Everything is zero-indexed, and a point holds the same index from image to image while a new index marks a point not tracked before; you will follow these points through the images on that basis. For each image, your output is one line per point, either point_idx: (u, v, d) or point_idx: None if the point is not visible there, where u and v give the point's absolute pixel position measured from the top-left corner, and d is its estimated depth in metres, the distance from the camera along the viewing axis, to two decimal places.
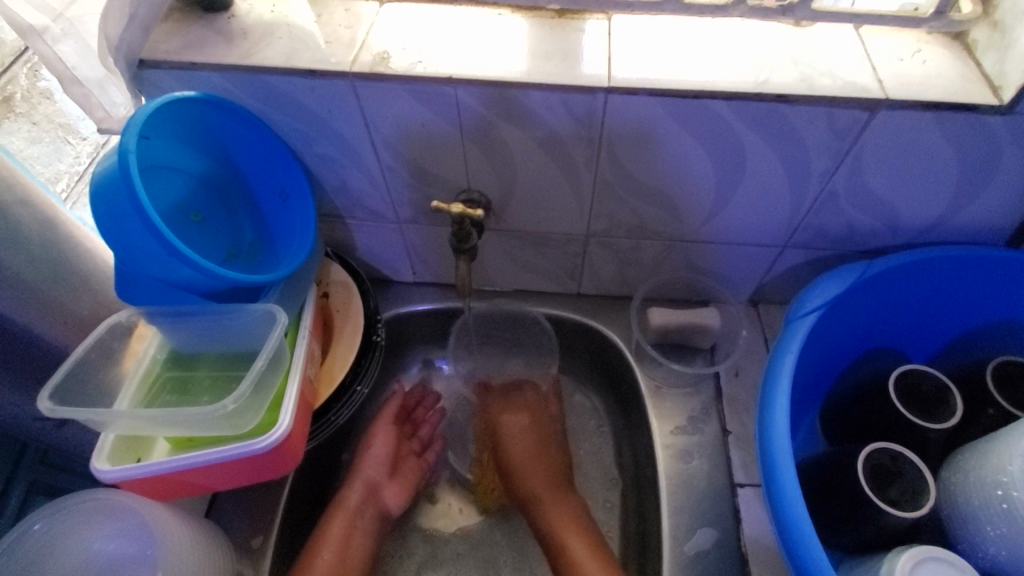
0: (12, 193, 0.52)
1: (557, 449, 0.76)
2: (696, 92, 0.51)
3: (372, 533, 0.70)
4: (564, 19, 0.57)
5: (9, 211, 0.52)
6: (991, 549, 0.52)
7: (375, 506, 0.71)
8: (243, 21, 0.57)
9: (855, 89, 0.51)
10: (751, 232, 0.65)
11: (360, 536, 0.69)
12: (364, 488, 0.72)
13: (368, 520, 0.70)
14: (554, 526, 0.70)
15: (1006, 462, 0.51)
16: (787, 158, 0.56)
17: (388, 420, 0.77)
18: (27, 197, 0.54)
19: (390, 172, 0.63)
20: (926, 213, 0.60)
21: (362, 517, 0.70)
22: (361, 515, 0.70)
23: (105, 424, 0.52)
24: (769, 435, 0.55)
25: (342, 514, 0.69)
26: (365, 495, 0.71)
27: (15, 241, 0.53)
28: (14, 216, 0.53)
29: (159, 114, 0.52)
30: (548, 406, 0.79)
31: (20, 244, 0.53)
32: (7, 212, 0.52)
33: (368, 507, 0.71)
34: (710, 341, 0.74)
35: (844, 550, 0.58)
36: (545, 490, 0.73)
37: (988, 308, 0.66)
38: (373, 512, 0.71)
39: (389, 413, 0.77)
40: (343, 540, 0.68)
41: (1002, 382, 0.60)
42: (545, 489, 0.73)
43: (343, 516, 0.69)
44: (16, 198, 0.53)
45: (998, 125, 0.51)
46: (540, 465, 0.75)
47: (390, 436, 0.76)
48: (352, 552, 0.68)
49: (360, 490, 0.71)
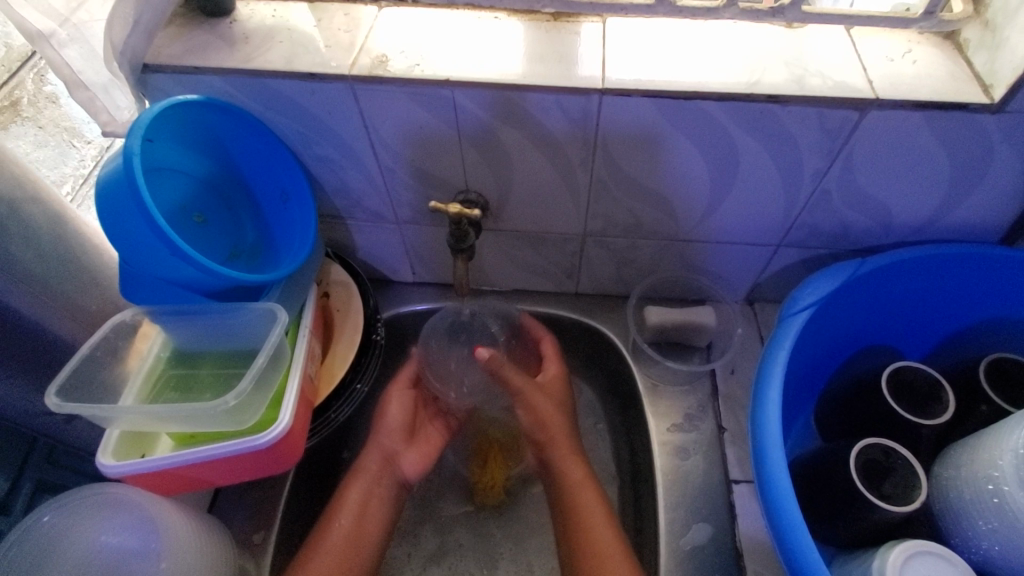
0: (22, 190, 0.54)
1: (564, 409, 0.72)
2: (689, 93, 0.52)
3: (389, 502, 0.69)
4: (559, 22, 0.58)
5: (19, 207, 0.53)
6: (983, 544, 0.53)
7: (393, 475, 0.71)
8: (244, 26, 0.58)
9: (846, 88, 0.51)
10: (745, 230, 0.66)
11: (377, 504, 0.68)
12: (382, 456, 0.71)
13: (384, 488, 0.69)
14: (569, 487, 0.67)
15: (997, 456, 0.51)
16: (779, 156, 0.57)
17: (402, 386, 0.76)
18: (36, 194, 0.56)
19: (388, 173, 0.64)
20: (919, 211, 0.61)
21: (380, 488, 0.69)
22: (378, 483, 0.69)
23: (111, 420, 0.53)
24: (761, 431, 0.56)
25: (359, 483, 0.68)
26: (383, 463, 0.70)
27: (27, 239, 0.54)
28: (25, 211, 0.54)
29: (162, 117, 0.53)
30: (551, 388, 0.73)
31: (29, 239, 0.54)
32: (18, 208, 0.53)
33: (386, 477, 0.70)
34: (706, 339, 0.75)
35: (839, 545, 0.59)
36: (557, 450, 0.70)
37: (981, 306, 0.67)
38: (389, 479, 0.70)
39: (402, 382, 0.75)
40: (361, 506, 0.67)
41: (994, 378, 0.61)
42: (557, 449, 0.70)
43: (359, 485, 0.68)
44: (25, 195, 0.54)
45: (988, 123, 0.51)
46: (556, 424, 0.70)
47: (404, 402, 0.74)
48: (369, 519, 0.67)
49: (377, 458, 0.71)
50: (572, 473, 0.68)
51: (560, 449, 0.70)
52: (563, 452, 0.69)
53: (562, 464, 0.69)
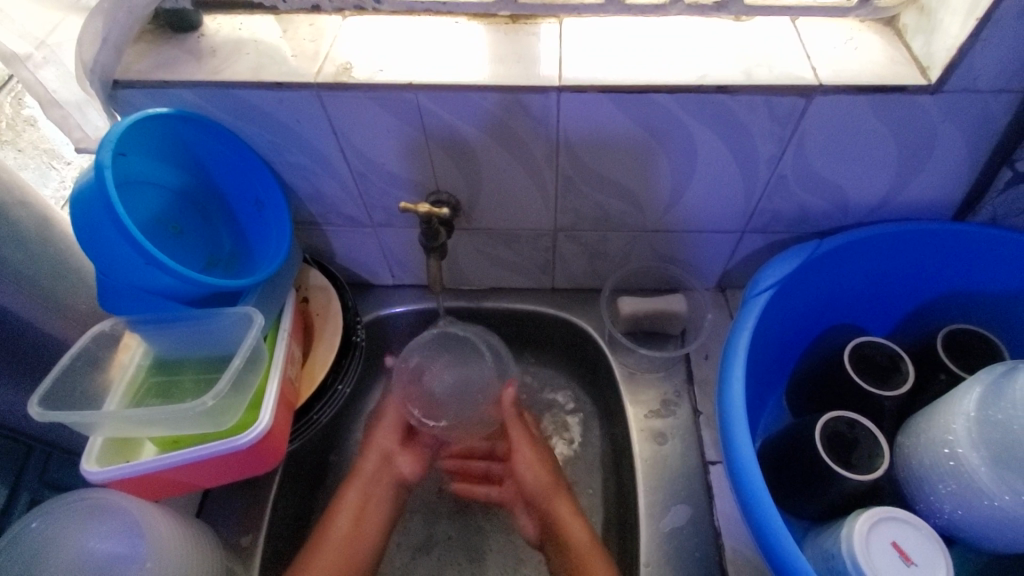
0: (9, 195, 0.55)
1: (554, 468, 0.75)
2: (642, 86, 0.54)
3: (388, 501, 0.74)
4: (518, 24, 0.60)
5: (6, 212, 0.54)
6: (946, 508, 0.53)
7: (390, 473, 0.75)
8: (211, 40, 0.59)
9: (791, 78, 0.54)
10: (710, 218, 0.68)
11: (376, 501, 0.73)
12: (380, 456, 0.76)
13: (383, 487, 0.74)
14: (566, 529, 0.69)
15: (951, 421, 0.52)
16: (734, 143, 0.59)
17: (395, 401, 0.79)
18: (24, 200, 0.57)
19: (359, 178, 0.65)
20: (873, 191, 0.63)
21: (380, 487, 0.74)
22: (376, 483, 0.74)
23: (93, 427, 0.54)
24: (728, 408, 0.58)
25: (359, 482, 0.73)
26: (381, 464, 0.75)
27: (15, 246, 0.55)
28: (11, 216, 0.55)
29: (133, 131, 0.54)
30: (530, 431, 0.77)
31: (19, 245, 0.56)
32: (6, 212, 0.54)
33: (383, 474, 0.75)
34: (679, 326, 0.77)
35: (812, 518, 0.60)
36: (546, 491, 0.72)
37: (937, 280, 0.69)
38: (388, 479, 0.75)
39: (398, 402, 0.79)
40: (360, 506, 0.72)
41: (951, 347, 0.62)
42: (542, 487, 0.73)
43: (358, 485, 0.73)
44: (14, 200, 0.55)
45: (928, 102, 0.54)
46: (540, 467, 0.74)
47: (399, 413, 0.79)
48: (367, 521, 0.71)
49: (377, 459, 0.75)
50: (575, 528, 0.69)
51: (540, 480, 0.73)
52: (544, 487, 0.73)
53: (551, 506, 0.71)
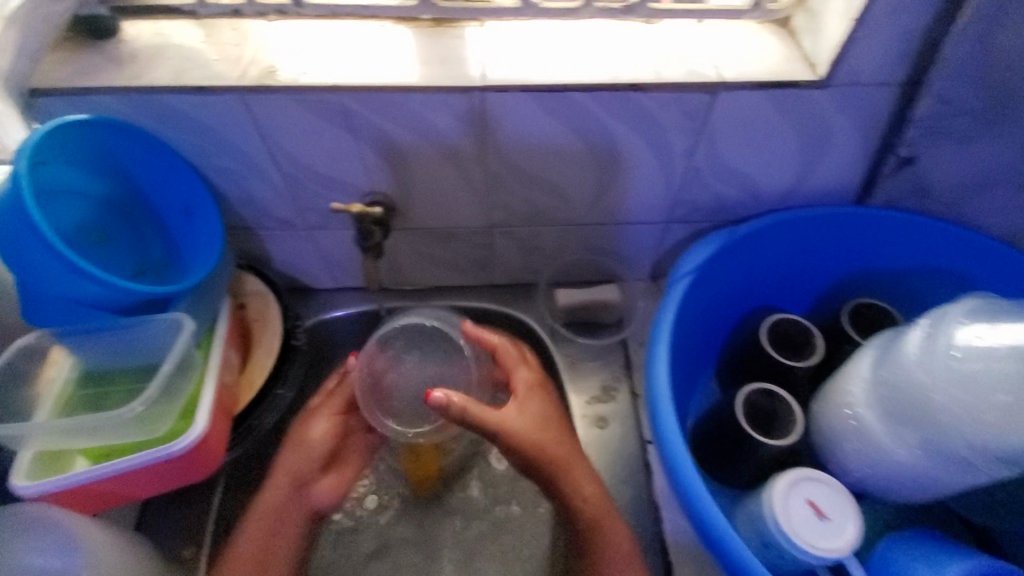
0: None
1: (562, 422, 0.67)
2: (560, 85, 0.57)
3: (296, 534, 0.65)
4: (442, 27, 0.62)
5: None
6: (853, 466, 0.58)
7: (304, 502, 0.67)
8: (132, 46, 0.59)
9: (696, 75, 0.58)
10: (636, 210, 0.72)
11: (282, 538, 0.63)
12: (294, 481, 0.67)
13: (293, 516, 0.65)
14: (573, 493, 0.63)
15: (850, 385, 0.57)
16: (650, 138, 0.63)
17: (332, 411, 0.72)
18: None
19: (292, 181, 0.66)
20: (781, 180, 0.68)
21: (291, 516, 0.65)
22: (285, 512, 0.65)
23: (20, 440, 0.53)
24: (654, 386, 0.62)
25: (266, 512, 0.64)
26: (293, 490, 0.67)
27: None
28: None
29: (51, 139, 0.53)
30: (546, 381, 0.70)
31: None
32: None
33: (296, 502, 0.66)
34: (615, 315, 0.81)
35: (741, 487, 0.64)
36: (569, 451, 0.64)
37: (843, 262, 0.75)
38: (299, 509, 0.66)
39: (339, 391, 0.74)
40: (266, 537, 0.63)
41: (856, 320, 0.68)
42: (557, 445, 0.64)
43: (266, 514, 0.64)
44: None
45: (819, 95, 0.59)
46: (552, 424, 0.65)
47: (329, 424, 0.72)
48: (273, 557, 0.62)
49: (287, 484, 0.67)
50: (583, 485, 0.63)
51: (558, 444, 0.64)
52: (553, 447, 0.64)
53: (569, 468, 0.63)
